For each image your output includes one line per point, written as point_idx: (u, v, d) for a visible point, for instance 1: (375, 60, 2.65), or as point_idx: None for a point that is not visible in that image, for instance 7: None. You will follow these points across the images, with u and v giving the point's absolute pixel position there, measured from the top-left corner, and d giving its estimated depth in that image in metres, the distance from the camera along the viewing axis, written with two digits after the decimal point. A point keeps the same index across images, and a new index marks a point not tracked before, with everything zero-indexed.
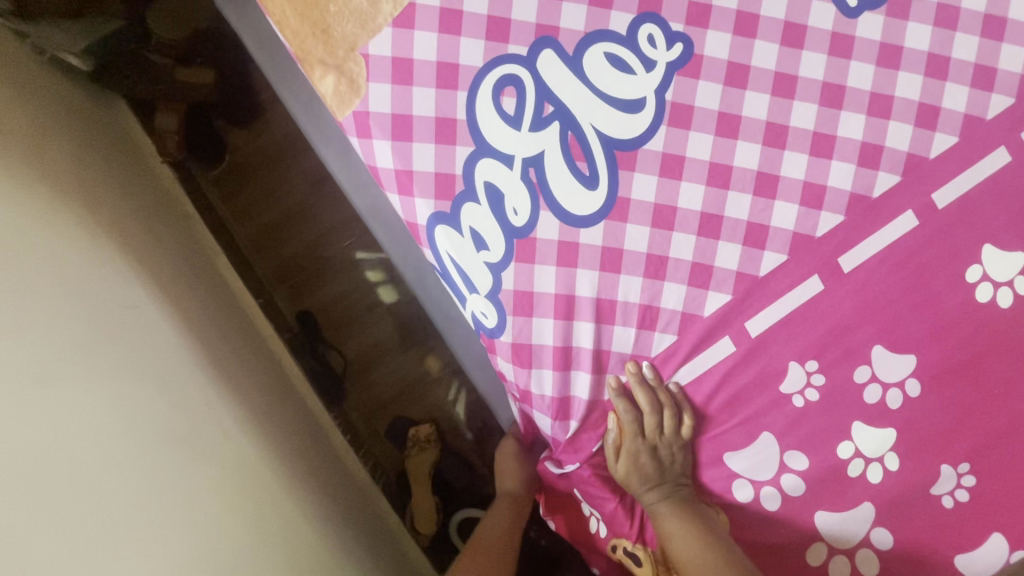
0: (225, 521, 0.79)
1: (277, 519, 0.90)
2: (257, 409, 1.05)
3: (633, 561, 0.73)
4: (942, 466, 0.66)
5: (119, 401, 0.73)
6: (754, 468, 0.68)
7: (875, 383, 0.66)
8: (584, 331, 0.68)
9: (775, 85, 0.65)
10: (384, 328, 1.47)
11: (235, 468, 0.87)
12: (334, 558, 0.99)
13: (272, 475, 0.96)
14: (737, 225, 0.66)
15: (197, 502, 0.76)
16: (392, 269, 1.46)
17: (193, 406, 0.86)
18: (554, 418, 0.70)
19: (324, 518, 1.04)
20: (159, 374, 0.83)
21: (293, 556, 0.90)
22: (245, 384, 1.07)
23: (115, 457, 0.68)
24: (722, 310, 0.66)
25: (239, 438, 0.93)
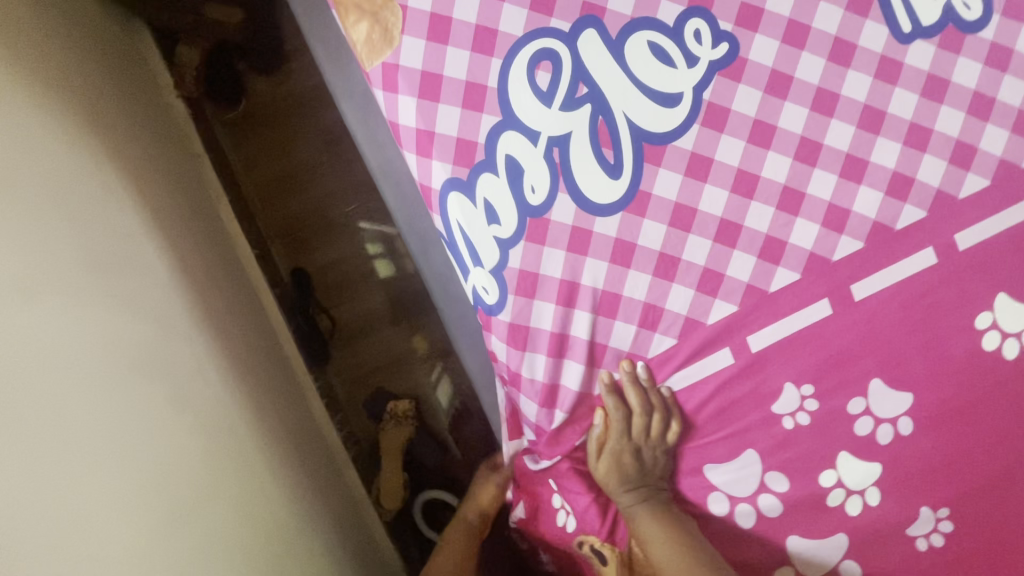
0: (192, 464, 0.77)
1: (242, 471, 0.88)
2: (238, 360, 1.03)
3: (601, 559, 0.72)
4: (921, 508, 0.65)
5: (98, 327, 0.71)
6: (733, 483, 0.67)
7: (867, 415, 0.65)
8: (582, 320, 0.66)
9: (815, 100, 0.63)
10: (376, 299, 1.45)
11: (206, 413, 0.85)
12: (291, 516, 0.97)
13: (241, 421, 0.94)
14: (755, 236, 0.64)
15: (168, 441, 0.74)
16: (393, 245, 1.43)
17: (174, 344, 0.85)
18: (540, 405, 0.68)
19: (287, 475, 1.02)
20: (144, 307, 0.82)
21: (253, 504, 0.88)
22: (228, 327, 1.05)
23: (90, 382, 0.66)
24: (726, 319, 0.65)
25: (213, 379, 0.91)
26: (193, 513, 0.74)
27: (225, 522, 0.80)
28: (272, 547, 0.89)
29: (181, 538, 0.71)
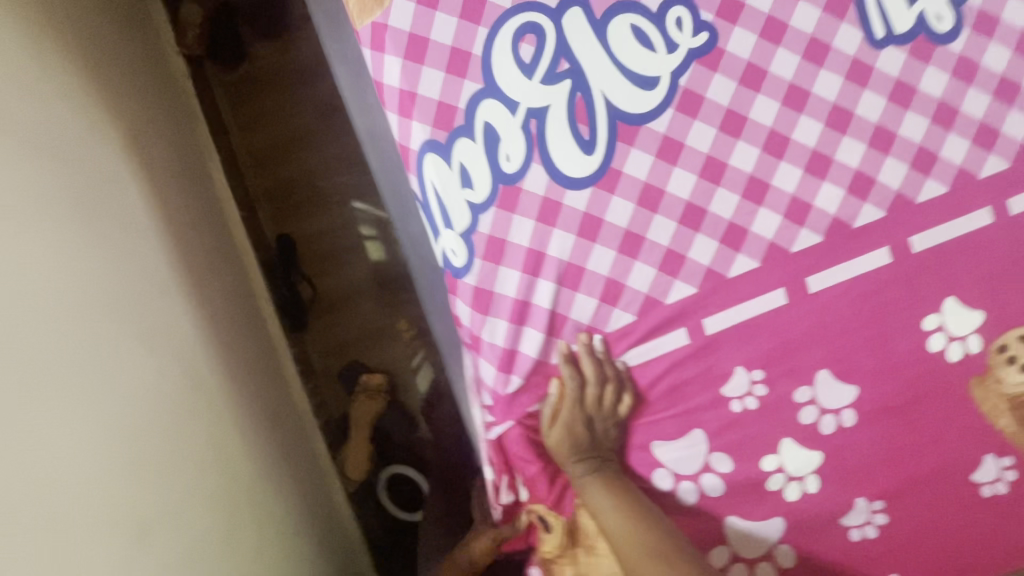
0: (161, 404, 0.78)
1: (210, 420, 0.89)
2: (215, 313, 1.04)
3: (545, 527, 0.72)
4: (856, 498, 0.67)
5: (79, 258, 0.72)
6: (678, 461, 0.69)
7: (813, 405, 0.67)
8: (545, 289, 0.68)
9: (786, 95, 0.65)
10: (358, 273, 1.46)
11: (179, 358, 0.86)
12: (253, 470, 0.98)
13: (211, 371, 0.94)
14: (719, 222, 0.66)
15: (139, 378, 0.75)
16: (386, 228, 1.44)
17: (151, 287, 0.85)
18: (498, 369, 0.69)
19: (252, 431, 1.02)
20: (124, 247, 0.82)
21: (217, 452, 0.88)
22: (207, 279, 1.06)
23: (69, 308, 0.67)
24: (684, 301, 0.67)
25: (187, 325, 0.91)
26: (156, 448, 0.74)
27: (189, 462, 0.80)
28: (233, 498, 0.89)
29: (146, 472, 0.71)
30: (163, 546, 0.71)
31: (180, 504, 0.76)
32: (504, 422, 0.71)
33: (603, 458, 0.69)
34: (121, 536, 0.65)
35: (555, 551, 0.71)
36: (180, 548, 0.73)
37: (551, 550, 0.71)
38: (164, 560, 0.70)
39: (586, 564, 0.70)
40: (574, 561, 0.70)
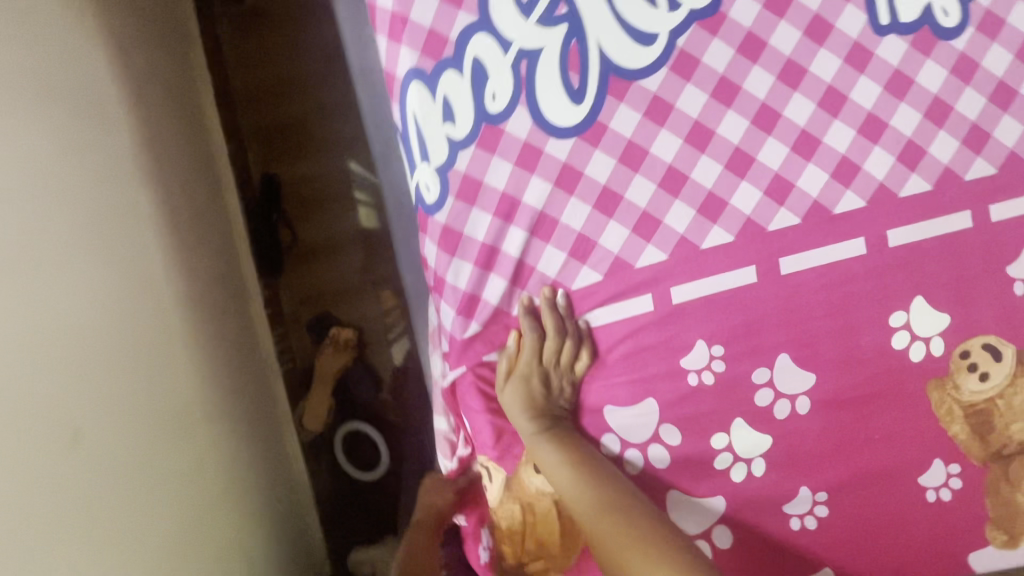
0: (101, 320, 0.79)
1: (146, 340, 0.88)
2: (181, 237, 1.03)
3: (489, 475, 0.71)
4: (801, 487, 0.67)
5: (29, 160, 0.71)
6: (628, 428, 0.68)
7: (769, 387, 0.66)
8: (515, 237, 0.66)
9: (783, 70, 0.64)
10: (340, 223, 1.41)
11: (134, 280, 0.87)
12: (190, 398, 0.97)
13: (160, 294, 0.94)
14: (699, 191, 0.65)
15: (67, 282, 0.74)
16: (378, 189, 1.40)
17: (109, 203, 0.85)
18: (458, 313, 0.68)
19: (199, 361, 1.02)
20: (88, 158, 0.82)
21: (149, 373, 0.87)
22: (179, 203, 1.04)
23: (7, 205, 0.67)
24: (654, 267, 0.66)
25: (141, 243, 0.91)
26: (76, 355, 0.74)
27: (111, 376, 0.80)
28: (168, 422, 0.91)
29: (75, 381, 0.73)
30: (86, 453, 0.74)
31: (107, 414, 0.78)
32: (457, 367, 0.70)
33: (557, 414, 0.68)
34: (42, 434, 0.67)
35: (495, 503, 0.70)
36: (102, 458, 0.76)
37: (492, 502, 0.70)
38: (61, 465, 0.69)
39: (523, 520, 0.68)
40: (513, 516, 0.69)
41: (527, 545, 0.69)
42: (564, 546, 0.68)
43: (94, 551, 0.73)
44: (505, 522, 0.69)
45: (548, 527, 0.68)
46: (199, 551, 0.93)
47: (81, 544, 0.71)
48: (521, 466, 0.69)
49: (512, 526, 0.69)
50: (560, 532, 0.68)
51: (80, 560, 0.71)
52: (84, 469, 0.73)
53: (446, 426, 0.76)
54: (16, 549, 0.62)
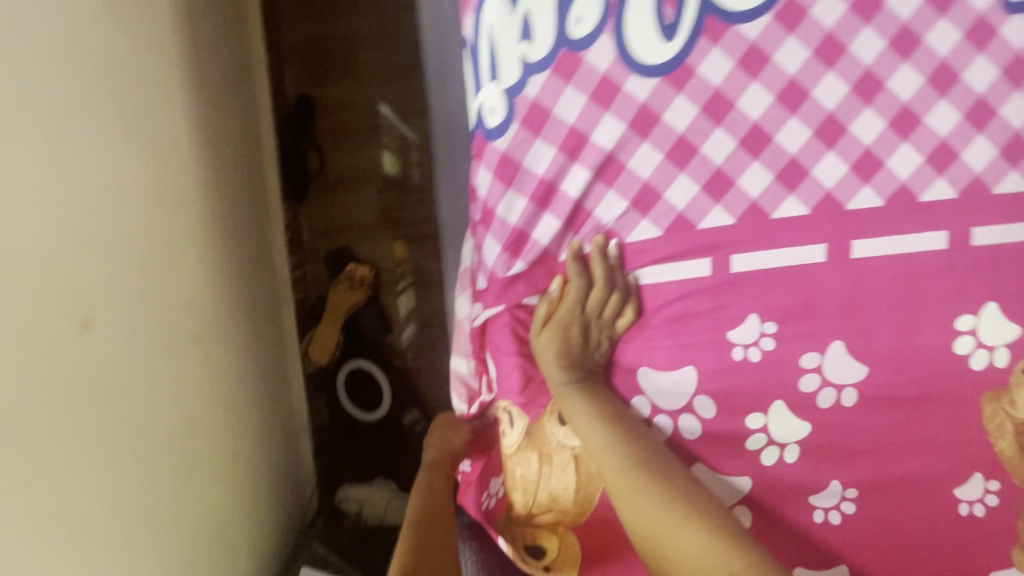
0: (117, 212, 0.78)
1: (151, 233, 0.85)
2: (196, 136, 0.98)
3: (510, 421, 0.69)
4: (832, 481, 0.64)
5: (48, 30, 0.68)
6: (661, 393, 0.65)
7: (816, 373, 0.63)
8: (577, 177, 0.62)
9: (896, 36, 0.59)
10: (370, 157, 1.38)
11: (148, 170, 0.85)
12: (193, 303, 0.94)
13: (169, 189, 0.90)
14: (781, 155, 0.60)
15: (72, 157, 0.71)
16: (414, 128, 1.36)
17: (137, 96, 0.83)
18: (504, 249, 0.64)
19: (205, 268, 0.99)
20: (114, 43, 0.79)
21: (151, 268, 0.84)
22: (198, 100, 1.00)
23: (18, 65, 0.64)
24: (717, 230, 0.62)
25: (155, 133, 0.87)
26: (77, 236, 0.71)
27: (112, 265, 0.76)
28: (171, 322, 0.88)
29: (82, 262, 0.71)
30: (80, 339, 0.71)
31: (117, 304, 0.77)
32: (494, 306, 0.67)
33: (590, 368, 0.65)
34: (46, 314, 0.66)
35: (512, 449, 0.69)
36: (113, 347, 0.76)
37: (509, 448, 0.69)
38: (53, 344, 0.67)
39: (539, 470, 0.67)
40: (528, 465, 0.67)
41: (539, 496, 0.67)
42: (576, 503, 0.66)
43: (98, 437, 0.73)
44: (520, 471, 0.68)
45: (563, 480, 0.67)
46: (199, 455, 0.94)
47: (81, 427, 0.70)
48: (545, 415, 0.67)
49: (526, 475, 0.68)
50: (575, 488, 0.66)
51: (82, 443, 0.70)
52: (92, 356, 0.72)
53: (465, 368, 0.76)
54: (17, 419, 0.62)
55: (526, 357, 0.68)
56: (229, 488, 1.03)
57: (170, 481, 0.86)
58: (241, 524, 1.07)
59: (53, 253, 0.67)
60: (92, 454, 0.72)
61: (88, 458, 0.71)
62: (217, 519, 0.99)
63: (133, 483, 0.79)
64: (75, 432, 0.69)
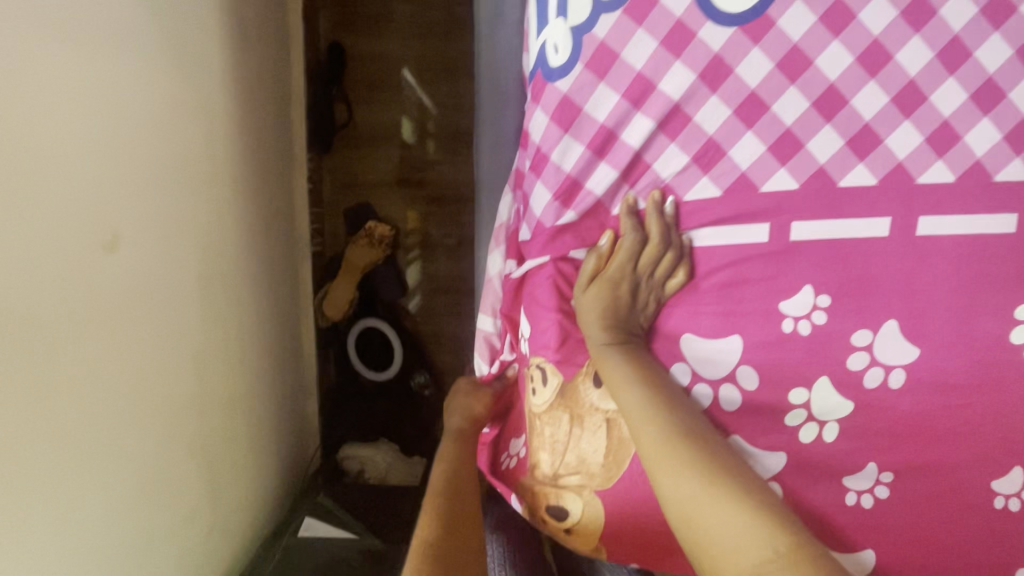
0: (148, 133, 0.75)
1: (181, 164, 0.82)
2: (230, 71, 0.96)
3: (541, 377, 0.68)
4: (869, 463, 0.62)
5: None
6: (704, 361, 0.63)
7: (866, 352, 0.60)
8: (638, 126, 0.59)
9: (990, 2, 0.55)
10: (397, 112, 1.35)
11: (180, 97, 0.82)
12: (215, 240, 0.92)
13: (200, 122, 0.87)
14: (854, 120, 0.58)
15: (105, 71, 0.68)
16: (446, 87, 1.34)
17: (173, 18, 0.80)
18: (555, 196, 0.63)
19: (229, 207, 0.97)
20: None
21: (179, 199, 0.82)
22: (234, 34, 0.97)
23: None
24: (779, 194, 0.59)
25: (189, 60, 0.84)
26: (105, 155, 0.68)
27: (139, 190, 0.74)
28: (194, 257, 0.86)
29: (109, 183, 0.69)
30: (103, 261, 0.68)
31: (142, 231, 0.75)
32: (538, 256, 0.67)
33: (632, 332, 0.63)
34: (71, 230, 0.63)
35: (542, 408, 0.68)
36: (135, 271, 0.74)
37: (538, 408, 0.68)
38: (75, 265, 0.64)
39: (569, 431, 0.66)
40: (558, 425, 0.67)
41: (567, 458, 0.67)
42: (604, 469, 0.65)
43: (112, 367, 0.70)
44: (549, 431, 0.67)
45: (593, 444, 0.65)
46: (211, 397, 0.93)
47: (101, 351, 0.69)
48: (579, 375, 0.65)
49: (555, 435, 0.67)
50: (604, 453, 0.65)
51: (100, 365, 0.69)
52: (113, 279, 0.70)
53: (490, 328, 0.79)
54: (39, 335, 0.60)
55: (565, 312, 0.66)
56: (239, 431, 1.02)
57: (183, 418, 0.85)
58: (248, 471, 1.06)
59: (83, 167, 0.65)
60: (109, 376, 0.70)
61: (105, 380, 0.69)
62: (225, 460, 0.97)
63: (146, 416, 0.77)
64: (93, 352, 0.67)
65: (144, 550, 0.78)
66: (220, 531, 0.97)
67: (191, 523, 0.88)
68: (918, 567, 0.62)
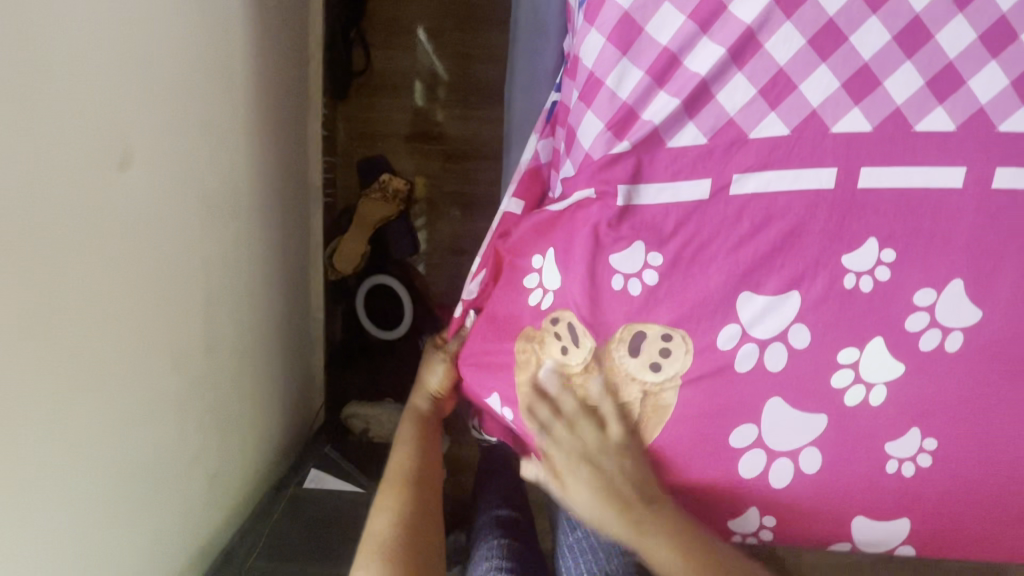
0: (163, 49, 0.70)
1: (196, 89, 0.78)
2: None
3: (570, 340, 0.62)
4: (911, 428, 0.60)
5: None
6: (756, 320, 0.59)
7: (926, 313, 0.58)
8: (706, 53, 0.55)
9: None
10: (414, 60, 1.30)
11: (196, 16, 0.76)
12: (226, 176, 0.87)
13: (216, 46, 0.82)
14: (936, 58, 0.54)
15: None
16: (469, 35, 1.29)
17: None
18: (608, 127, 0.58)
19: (242, 142, 0.92)
20: None
21: (191, 126, 0.77)
22: None
23: None
24: (849, 137, 0.55)
25: None
26: (123, 68, 0.64)
27: (155, 113, 0.70)
28: (204, 191, 0.81)
29: (125, 97, 0.64)
30: (117, 181, 0.64)
31: (155, 156, 0.70)
32: (584, 189, 0.60)
33: (616, 470, 0.63)
34: (85, 143, 0.59)
35: (553, 392, 0.64)
36: (145, 197, 0.69)
37: (570, 370, 0.63)
38: (89, 181, 0.60)
39: (601, 397, 0.62)
40: (592, 390, 0.62)
41: (594, 421, 0.63)
42: (634, 434, 0.63)
43: (120, 296, 0.67)
44: (580, 394, 0.63)
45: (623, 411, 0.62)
46: (216, 342, 0.89)
47: (111, 278, 0.65)
48: (613, 340, 0.61)
49: (587, 401, 0.63)
50: (635, 420, 0.62)
51: (111, 293, 0.65)
52: (124, 202, 0.66)
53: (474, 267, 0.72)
54: (49, 251, 0.56)
55: (600, 265, 0.60)
56: (244, 380, 0.99)
57: (189, 359, 0.82)
58: (252, 422, 1.03)
59: (99, 77, 0.60)
60: (117, 303, 0.66)
61: (116, 309, 0.66)
62: (230, 406, 0.95)
63: (151, 354, 0.74)
64: (102, 277, 0.63)
65: (146, 486, 0.76)
66: (223, 477, 0.94)
67: (194, 469, 0.86)
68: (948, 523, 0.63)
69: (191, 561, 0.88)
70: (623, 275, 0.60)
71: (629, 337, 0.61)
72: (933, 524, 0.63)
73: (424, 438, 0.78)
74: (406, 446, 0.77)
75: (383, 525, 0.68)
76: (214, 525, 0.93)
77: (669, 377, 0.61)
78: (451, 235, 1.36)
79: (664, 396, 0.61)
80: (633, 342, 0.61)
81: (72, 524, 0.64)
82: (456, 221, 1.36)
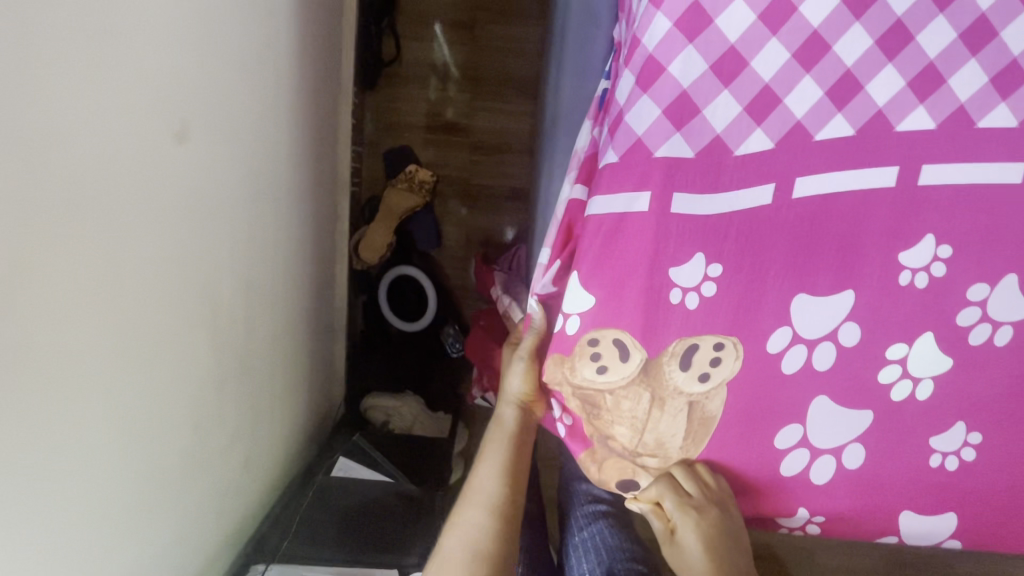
0: (218, 37, 0.70)
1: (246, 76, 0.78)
2: None
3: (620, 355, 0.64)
4: (957, 423, 0.64)
5: None
6: (806, 321, 0.61)
7: (979, 308, 0.60)
8: (773, 57, 0.55)
9: None
10: (440, 54, 1.30)
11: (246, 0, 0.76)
12: (266, 162, 0.87)
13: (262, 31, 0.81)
14: (1002, 56, 0.55)
15: None
16: (503, 29, 1.28)
17: None
18: (668, 116, 0.57)
19: (282, 130, 0.91)
20: None
21: (239, 112, 0.77)
22: None
23: None
24: (913, 135, 0.56)
25: None
26: (183, 51, 0.64)
27: (211, 98, 0.70)
28: (247, 178, 0.81)
29: (182, 80, 0.64)
30: (172, 163, 0.64)
31: (206, 139, 0.70)
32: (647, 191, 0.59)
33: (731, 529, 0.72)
34: (143, 123, 0.59)
35: (607, 405, 0.66)
36: (197, 178, 0.69)
37: (614, 383, 0.64)
38: (148, 162, 0.60)
39: (648, 411, 0.65)
40: (639, 402, 0.64)
41: (644, 431, 0.66)
42: (683, 448, 0.67)
43: (172, 277, 0.67)
44: (628, 406, 0.65)
45: (672, 427, 0.65)
46: (254, 328, 0.89)
47: (164, 260, 0.65)
48: (664, 355, 0.63)
49: (634, 411, 0.65)
50: (683, 434, 0.66)
51: (158, 276, 0.65)
52: (177, 183, 0.66)
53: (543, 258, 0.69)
54: (107, 229, 0.56)
55: (659, 278, 0.61)
56: (276, 370, 0.98)
57: (228, 345, 0.82)
58: (282, 411, 1.03)
59: (159, 59, 0.60)
60: (167, 284, 0.67)
61: (167, 291, 0.67)
62: (263, 394, 0.94)
63: (197, 337, 0.74)
64: (154, 258, 0.63)
65: (188, 469, 0.77)
66: (254, 465, 0.94)
67: (229, 457, 0.86)
68: (980, 503, 0.67)
69: (222, 547, 0.88)
70: (682, 288, 0.61)
71: (682, 351, 0.63)
72: (967, 505, 0.67)
73: (506, 462, 0.82)
74: (485, 470, 0.82)
75: (453, 546, 0.75)
76: (244, 512, 0.93)
77: (717, 384, 0.63)
78: (476, 228, 1.37)
79: (709, 405, 0.64)
80: (684, 355, 0.63)
81: (116, 505, 0.65)
82: (481, 213, 1.36)
